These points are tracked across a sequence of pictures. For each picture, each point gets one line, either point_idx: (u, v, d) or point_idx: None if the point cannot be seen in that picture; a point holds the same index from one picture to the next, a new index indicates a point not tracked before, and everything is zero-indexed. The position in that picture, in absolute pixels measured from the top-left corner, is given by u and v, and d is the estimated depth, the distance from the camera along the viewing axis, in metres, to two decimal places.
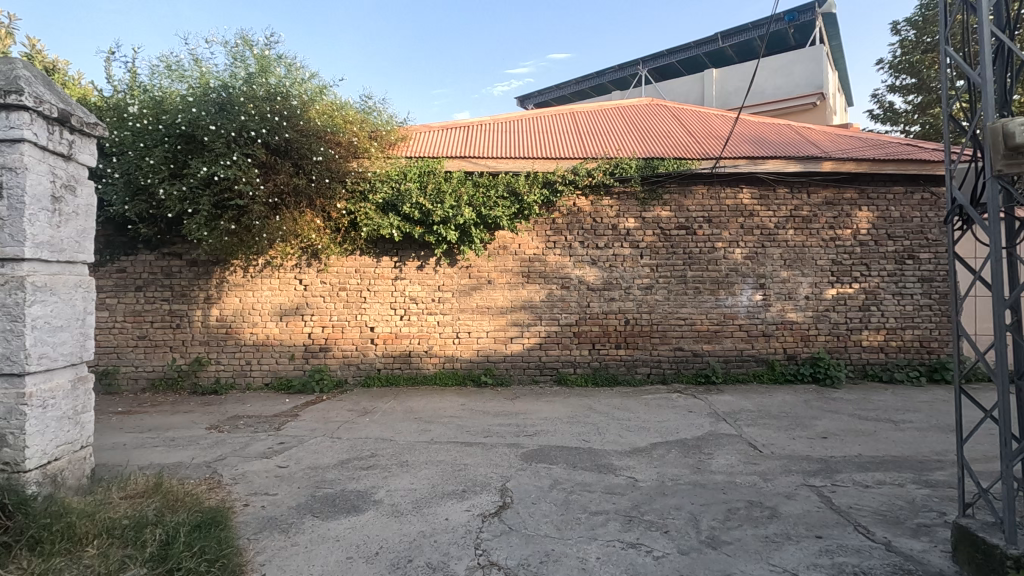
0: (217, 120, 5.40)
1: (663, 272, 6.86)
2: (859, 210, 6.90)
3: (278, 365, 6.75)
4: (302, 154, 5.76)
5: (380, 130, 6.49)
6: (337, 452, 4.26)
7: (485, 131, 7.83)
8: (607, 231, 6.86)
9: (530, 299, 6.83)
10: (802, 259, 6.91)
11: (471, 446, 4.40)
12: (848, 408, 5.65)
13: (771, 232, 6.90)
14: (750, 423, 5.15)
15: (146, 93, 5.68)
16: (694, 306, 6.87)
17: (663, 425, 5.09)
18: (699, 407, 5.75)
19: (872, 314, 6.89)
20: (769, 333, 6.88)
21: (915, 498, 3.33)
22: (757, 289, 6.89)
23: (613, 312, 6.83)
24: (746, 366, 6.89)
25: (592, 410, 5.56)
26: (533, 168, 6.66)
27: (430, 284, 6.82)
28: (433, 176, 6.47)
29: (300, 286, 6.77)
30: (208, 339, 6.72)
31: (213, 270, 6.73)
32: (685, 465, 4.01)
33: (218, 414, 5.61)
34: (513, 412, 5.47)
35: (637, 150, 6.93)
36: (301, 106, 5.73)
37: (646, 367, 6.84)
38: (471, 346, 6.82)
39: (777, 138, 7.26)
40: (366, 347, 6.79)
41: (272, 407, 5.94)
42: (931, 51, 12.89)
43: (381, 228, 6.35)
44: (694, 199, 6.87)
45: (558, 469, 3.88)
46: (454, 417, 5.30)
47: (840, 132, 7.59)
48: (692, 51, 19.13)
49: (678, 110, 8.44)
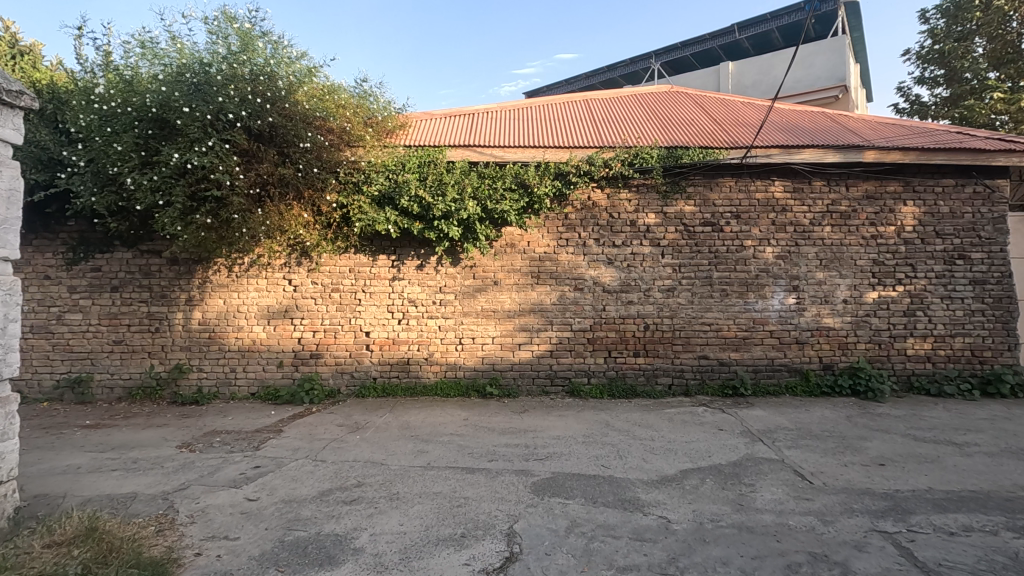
0: (192, 102, 4.83)
1: (687, 273, 6.25)
2: (903, 204, 6.26)
3: (265, 373, 6.19)
4: (288, 140, 5.19)
5: (376, 116, 5.96)
6: (319, 480, 3.69)
7: (492, 118, 7.22)
8: (625, 227, 6.25)
9: (540, 301, 6.24)
10: (840, 259, 6.28)
11: (474, 473, 3.82)
12: (898, 426, 5.02)
13: (806, 229, 6.27)
14: (791, 444, 4.53)
15: (115, 72, 5.11)
16: (721, 311, 6.25)
17: (691, 446, 4.49)
18: (730, 424, 5.14)
19: (917, 320, 6.25)
20: (803, 341, 6.25)
21: (1018, 553, 2.71)
22: (791, 291, 6.26)
23: (631, 317, 6.23)
24: (777, 377, 6.26)
25: (610, 428, 4.97)
26: (544, 157, 6.06)
27: (431, 286, 6.24)
28: (434, 167, 5.89)
29: (289, 287, 6.21)
30: (189, 344, 6.18)
31: (195, 270, 6.18)
32: (724, 500, 3.40)
33: (195, 429, 5.07)
34: (522, 429, 4.88)
35: (659, 138, 6.30)
36: (287, 89, 5.18)
37: (667, 377, 6.23)
38: (475, 353, 6.24)
39: (812, 126, 6.62)
40: (361, 354, 6.22)
41: (254, 420, 5.37)
42: (964, 41, 12.19)
43: (376, 224, 5.76)
44: (721, 192, 6.26)
45: (575, 506, 3.27)
46: (455, 435, 4.72)
47: (881, 119, 6.91)
48: (708, 43, 18.49)
49: (701, 97, 7.79)
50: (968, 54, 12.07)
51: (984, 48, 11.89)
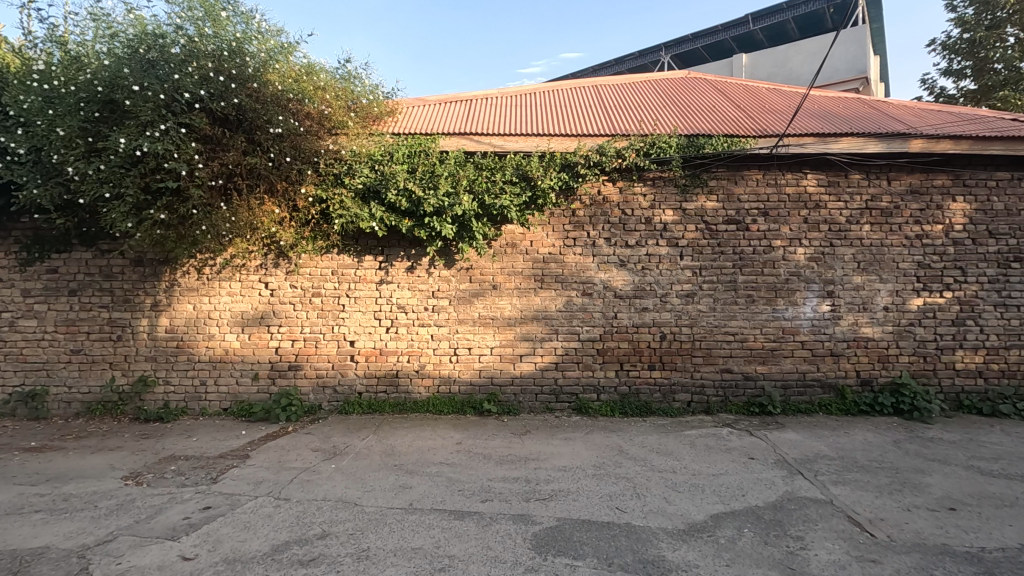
0: (144, 80, 4.22)
1: (708, 277, 5.59)
2: (952, 200, 5.58)
3: (238, 387, 5.59)
4: (257, 126, 4.58)
5: (362, 102, 5.37)
6: (275, 529, 3.06)
7: (492, 104, 6.58)
8: (639, 225, 5.60)
9: (544, 308, 5.59)
10: (880, 261, 5.60)
11: (463, 520, 3.18)
12: (956, 455, 4.35)
13: (842, 228, 5.60)
14: (837, 479, 3.88)
15: (62, 48, 4.50)
16: (746, 319, 5.59)
17: (720, 481, 3.83)
18: (761, 451, 4.48)
19: (967, 330, 5.57)
20: (839, 353, 5.59)
21: None
22: (825, 297, 5.59)
23: (645, 326, 5.59)
24: (809, 394, 5.59)
25: (624, 456, 4.32)
26: (549, 147, 5.43)
27: (423, 290, 5.61)
28: (425, 157, 5.28)
29: (266, 291, 5.58)
30: (155, 355, 5.58)
31: (161, 271, 5.56)
32: (769, 562, 2.75)
33: (150, 454, 4.45)
34: (523, 457, 4.25)
35: (678, 125, 5.64)
36: (255, 66, 4.57)
37: (685, 393, 5.59)
38: (472, 365, 5.60)
39: (848, 112, 5.93)
40: (345, 366, 5.60)
41: (220, 443, 4.75)
42: (996, 28, 11.41)
43: (359, 221, 5.11)
44: (747, 186, 5.60)
45: (585, 571, 2.63)
46: (445, 465, 4.08)
47: (924, 105, 6.22)
48: (720, 35, 17.80)
49: (721, 82, 7.10)
50: (1001, 43, 11.30)
51: (1017, 36, 11.20)
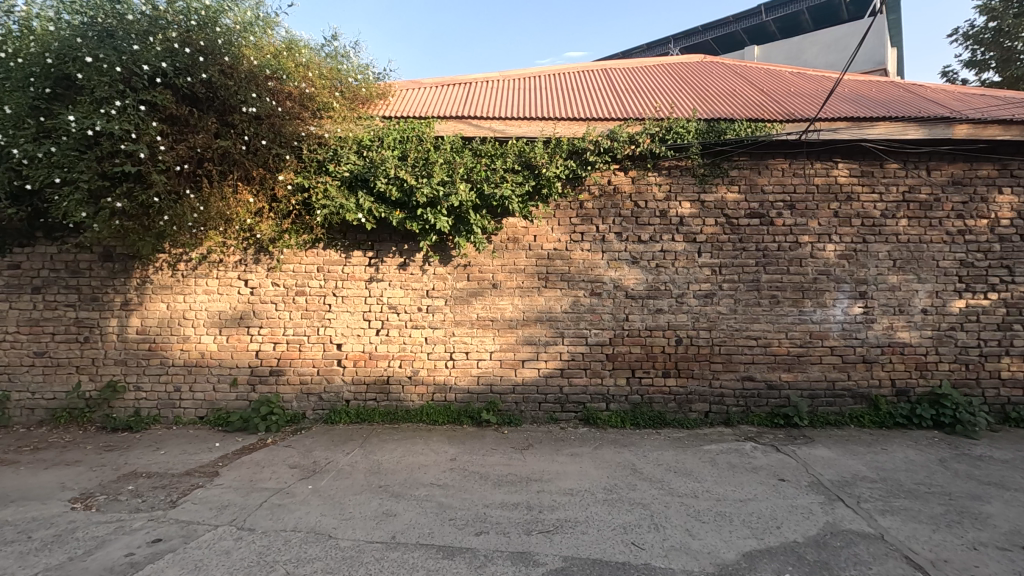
0: (99, 52, 3.77)
1: (729, 275, 5.10)
2: (998, 192, 5.08)
3: (215, 393, 5.14)
4: (230, 107, 4.15)
5: (350, 82, 4.91)
6: (231, 571, 2.59)
7: (493, 87, 6.10)
8: (653, 219, 5.11)
9: (548, 309, 5.11)
10: (918, 259, 5.09)
11: (453, 559, 2.71)
12: (1013, 477, 3.86)
13: (876, 222, 5.10)
14: (883, 507, 3.39)
15: (14, 18, 4.04)
16: (770, 322, 5.10)
17: (749, 509, 3.35)
18: (791, 471, 3.98)
19: (1015, 335, 5.08)
20: (872, 359, 5.09)
21: None
22: (857, 298, 5.09)
23: (659, 329, 5.11)
24: (839, 404, 5.10)
25: (637, 476, 3.84)
26: (555, 132, 4.96)
27: (417, 289, 5.14)
28: (418, 143, 4.81)
29: (245, 289, 5.12)
30: (126, 358, 5.13)
31: (132, 267, 5.11)
32: None
33: (109, 470, 4.00)
34: (524, 477, 3.78)
35: (697, 109, 5.16)
36: (228, 39, 4.15)
37: (703, 403, 5.10)
38: (469, 372, 5.13)
39: (882, 96, 5.43)
40: (331, 371, 5.13)
41: (190, 456, 4.30)
42: None
43: (345, 213, 4.62)
44: (772, 177, 5.10)
45: None
46: (436, 487, 3.61)
47: (964, 89, 5.69)
48: (731, 27, 17.29)
49: (739, 65, 6.60)
50: None
51: None
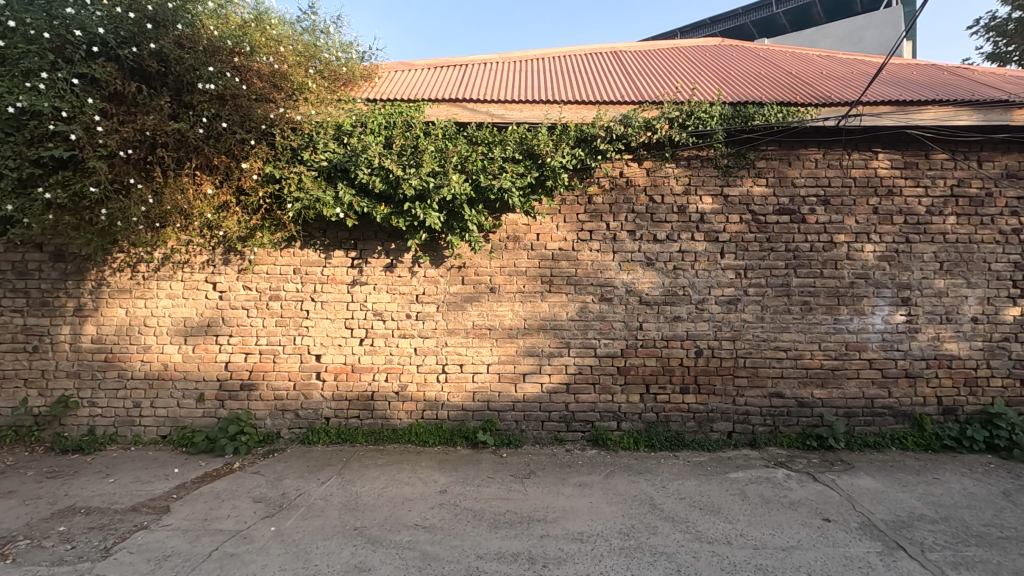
0: (27, 17, 3.33)
1: (755, 279, 4.54)
2: None
3: (180, 409, 4.59)
4: (187, 85, 3.66)
5: (330, 60, 4.36)
6: None
7: (492, 70, 5.53)
8: (670, 215, 4.56)
9: (552, 316, 4.56)
10: (967, 261, 4.53)
11: None
12: None
13: (921, 220, 4.53)
14: (955, 559, 2.83)
15: None
16: (801, 331, 4.54)
17: (793, 561, 2.80)
18: (836, 508, 3.42)
19: None
20: (915, 374, 4.53)
21: None
22: (899, 305, 4.53)
23: (677, 340, 4.55)
24: (878, 424, 4.54)
25: (657, 514, 3.29)
26: (561, 118, 4.43)
27: (405, 294, 4.59)
28: (405, 129, 4.25)
29: (213, 294, 4.57)
30: (79, 370, 4.57)
31: (87, 268, 4.55)
32: None
33: (43, 504, 3.45)
34: (525, 517, 3.22)
35: (721, 92, 4.61)
36: (184, 6, 3.64)
37: (726, 422, 4.55)
38: (464, 387, 4.58)
39: (925, 79, 4.87)
40: (309, 385, 4.58)
41: (141, 486, 3.74)
42: None
43: (322, 207, 4.04)
44: (804, 168, 4.54)
45: None
46: (422, 529, 3.06)
47: (1015, 71, 5.12)
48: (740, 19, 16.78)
49: (761, 48, 6.03)
50: None
51: None
